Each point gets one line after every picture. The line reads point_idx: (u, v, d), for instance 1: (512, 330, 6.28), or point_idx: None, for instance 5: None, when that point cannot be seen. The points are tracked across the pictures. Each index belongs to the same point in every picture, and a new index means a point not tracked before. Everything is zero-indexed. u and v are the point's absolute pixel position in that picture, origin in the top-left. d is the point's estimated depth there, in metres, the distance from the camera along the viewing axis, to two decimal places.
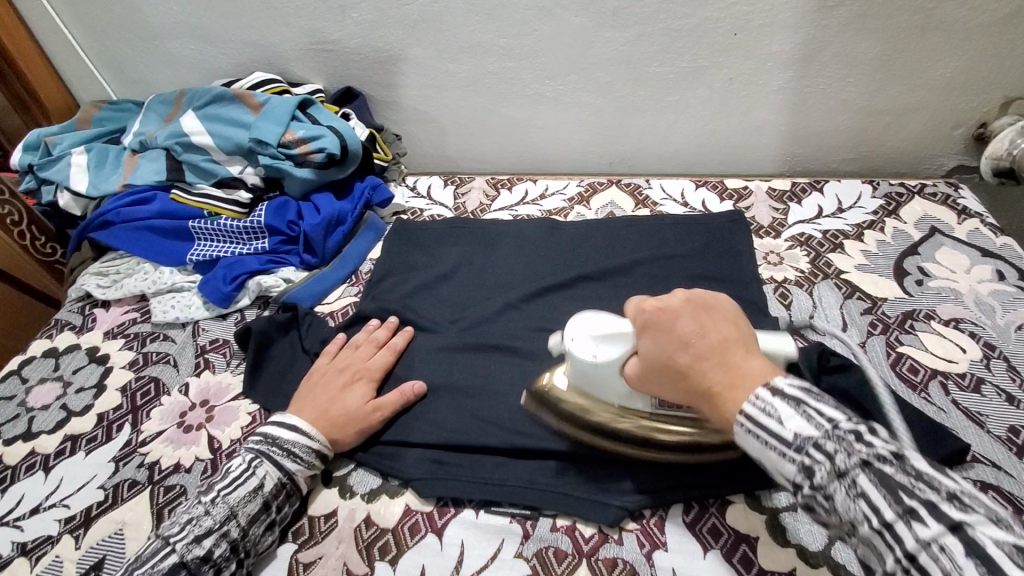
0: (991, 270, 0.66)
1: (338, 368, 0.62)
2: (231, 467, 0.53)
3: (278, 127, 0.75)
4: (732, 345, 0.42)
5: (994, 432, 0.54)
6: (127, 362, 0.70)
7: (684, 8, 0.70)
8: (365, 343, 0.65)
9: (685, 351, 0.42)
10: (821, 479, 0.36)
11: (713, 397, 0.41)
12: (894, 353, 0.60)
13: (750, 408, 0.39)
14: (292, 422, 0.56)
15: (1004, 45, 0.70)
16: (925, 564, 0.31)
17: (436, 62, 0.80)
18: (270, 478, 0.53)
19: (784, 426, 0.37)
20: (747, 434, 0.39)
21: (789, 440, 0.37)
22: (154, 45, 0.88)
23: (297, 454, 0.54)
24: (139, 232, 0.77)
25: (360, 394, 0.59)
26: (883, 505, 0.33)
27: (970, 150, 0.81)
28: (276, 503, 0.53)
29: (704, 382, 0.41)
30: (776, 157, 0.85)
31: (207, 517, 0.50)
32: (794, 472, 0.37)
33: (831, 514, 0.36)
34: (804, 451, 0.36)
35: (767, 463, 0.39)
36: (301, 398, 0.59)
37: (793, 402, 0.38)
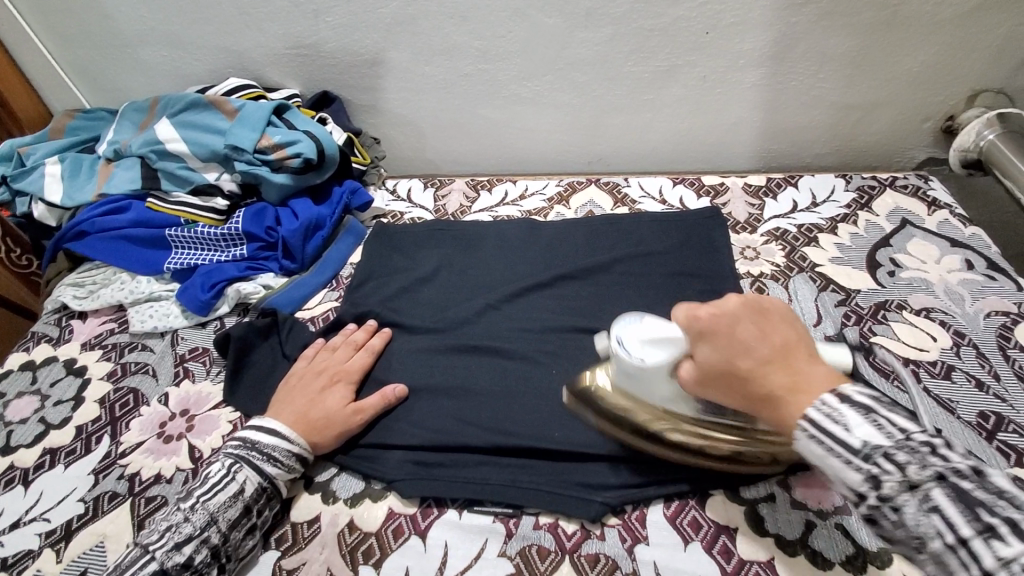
0: (961, 260, 0.68)
1: (316, 370, 0.62)
2: (209, 472, 0.53)
3: (254, 133, 0.74)
4: (796, 350, 0.41)
5: (964, 418, 0.55)
6: (105, 374, 0.70)
7: (657, 8, 0.71)
8: (343, 344, 0.65)
9: (748, 356, 0.41)
10: (892, 491, 0.35)
11: (778, 404, 0.40)
12: (868, 343, 0.61)
13: (813, 414, 0.38)
14: (271, 425, 0.56)
15: (969, 40, 0.72)
16: None
17: (413, 65, 0.80)
18: (249, 483, 0.53)
19: (852, 434, 0.37)
20: (813, 441, 0.38)
21: (858, 449, 0.37)
22: (127, 52, 0.87)
23: (276, 458, 0.54)
24: (115, 241, 0.77)
25: (339, 396, 0.59)
26: (958, 522, 0.34)
27: (939, 142, 0.82)
28: (257, 506, 0.53)
29: (772, 389, 0.40)
30: (753, 153, 0.86)
31: (186, 524, 0.50)
32: (861, 482, 0.36)
33: (896, 527, 0.36)
34: (872, 461, 0.36)
35: (828, 471, 0.38)
36: (279, 402, 0.59)
37: (863, 411, 0.37)
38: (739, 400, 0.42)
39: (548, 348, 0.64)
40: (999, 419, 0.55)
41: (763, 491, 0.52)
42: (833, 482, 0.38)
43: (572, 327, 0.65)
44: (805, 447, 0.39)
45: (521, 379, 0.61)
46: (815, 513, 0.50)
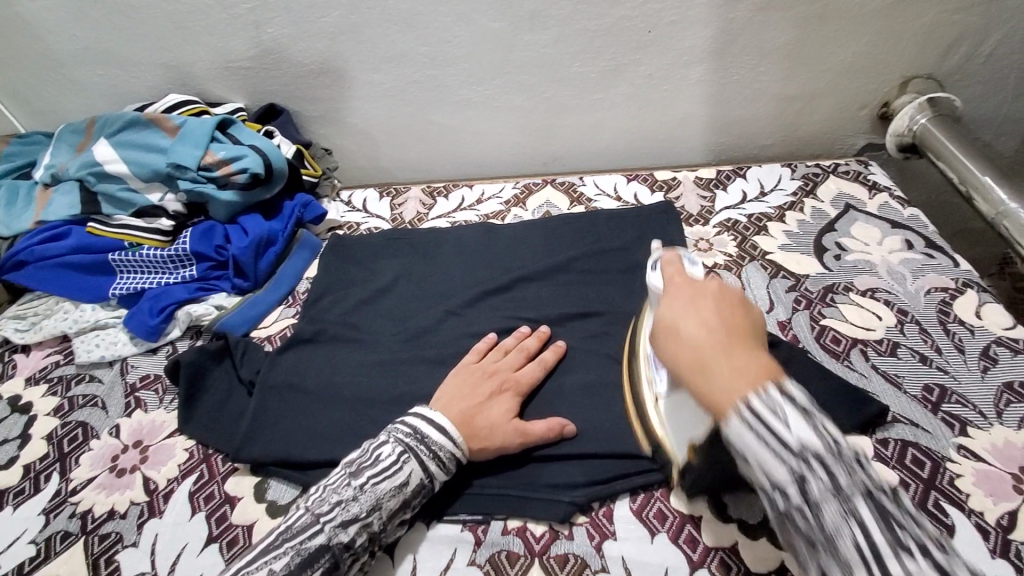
0: (901, 240, 0.71)
1: (486, 372, 0.58)
2: (382, 453, 0.50)
3: (197, 149, 0.72)
4: (750, 339, 0.40)
5: (910, 392, 0.57)
6: (51, 409, 0.66)
7: (600, 8, 0.72)
8: (517, 351, 0.61)
9: (698, 322, 0.42)
10: (817, 491, 0.34)
11: (713, 376, 0.38)
12: (818, 326, 0.63)
13: (754, 401, 0.36)
14: (441, 422, 0.53)
15: (897, 30, 0.75)
16: (847, 521, 0.33)
17: (360, 74, 0.79)
18: (415, 477, 0.50)
19: (790, 432, 0.35)
20: (749, 433, 0.35)
21: (792, 446, 0.34)
22: (60, 73, 0.83)
23: (440, 458, 0.51)
24: (55, 270, 0.73)
25: (511, 407, 0.56)
26: (830, 467, 0.34)
27: (876, 128, 0.86)
28: (414, 502, 0.50)
29: (710, 359, 0.39)
30: (703, 147, 0.88)
31: (355, 503, 0.48)
32: (786, 476, 0.34)
33: (812, 530, 0.34)
34: (806, 460, 0.34)
35: (754, 462, 0.36)
36: (443, 396, 0.56)
37: (802, 412, 0.35)
38: (676, 362, 0.41)
39: None
40: (942, 391, 0.57)
41: None
42: (751, 473, 0.36)
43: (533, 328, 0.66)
44: (737, 435, 0.36)
45: None
46: None
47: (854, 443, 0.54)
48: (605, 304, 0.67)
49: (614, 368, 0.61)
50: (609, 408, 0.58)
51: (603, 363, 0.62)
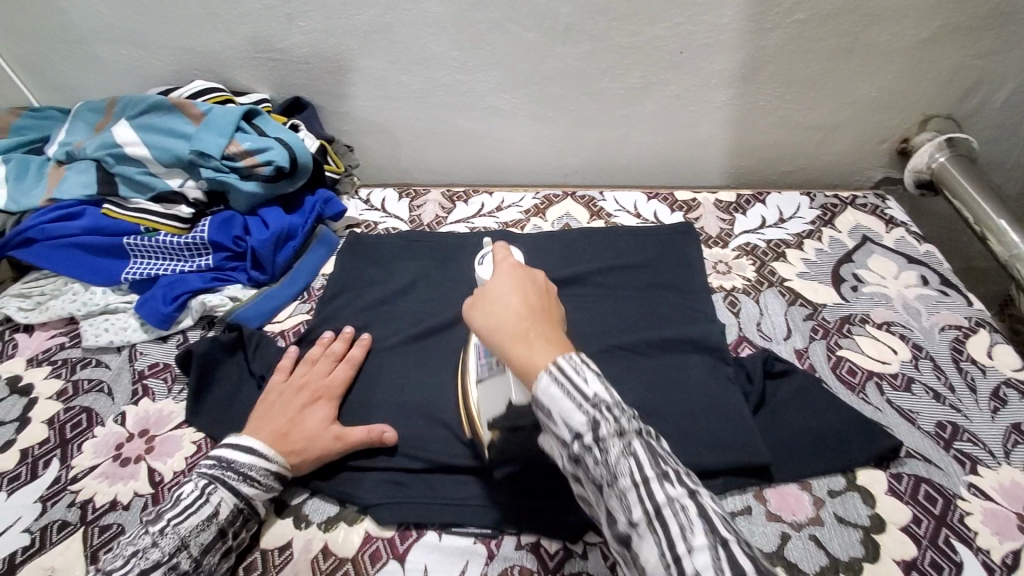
0: (917, 276, 0.72)
1: (295, 386, 0.60)
2: (181, 493, 0.50)
3: (222, 138, 0.71)
4: (550, 316, 0.47)
5: (924, 428, 0.58)
6: (53, 393, 0.65)
7: (634, 27, 0.72)
8: (323, 357, 0.63)
9: (523, 300, 0.47)
10: (605, 432, 0.39)
11: (529, 346, 0.43)
12: (835, 356, 0.64)
13: (557, 361, 0.42)
14: (247, 444, 0.54)
15: (922, 68, 0.76)
16: (667, 516, 0.37)
17: (388, 73, 0.79)
18: (224, 505, 0.50)
19: (588, 387, 0.40)
20: (572, 408, 0.40)
21: (588, 397, 0.40)
22: (82, 49, 0.82)
23: (253, 478, 0.52)
24: (65, 249, 0.72)
25: (326, 414, 0.58)
26: (644, 465, 0.38)
27: (895, 163, 0.87)
28: (230, 531, 0.51)
29: (523, 326, 0.45)
30: (722, 170, 0.88)
31: (155, 549, 0.47)
32: (582, 423, 0.39)
33: (600, 469, 0.39)
34: (596, 408, 0.40)
35: (557, 413, 0.40)
36: (254, 420, 0.57)
37: (596, 374, 0.41)
38: (498, 329, 0.45)
39: None
40: (955, 429, 0.58)
41: (740, 504, 0.53)
42: (554, 424, 0.41)
43: None
44: (543, 391, 0.41)
45: None
46: (791, 525, 0.52)
47: (869, 476, 0.54)
48: (623, 321, 0.67)
49: (633, 385, 0.61)
50: None
51: (622, 380, 0.61)
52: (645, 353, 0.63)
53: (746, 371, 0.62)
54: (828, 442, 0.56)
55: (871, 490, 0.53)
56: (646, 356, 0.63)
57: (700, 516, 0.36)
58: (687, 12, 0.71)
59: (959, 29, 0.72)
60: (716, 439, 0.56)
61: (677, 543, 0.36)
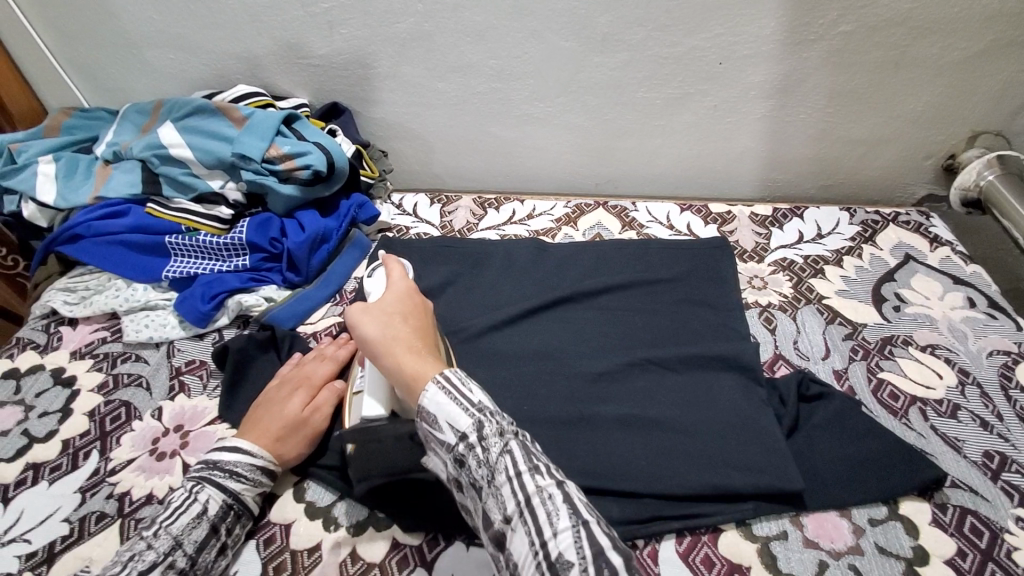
0: (963, 297, 0.69)
1: (279, 384, 0.61)
2: (171, 497, 0.51)
3: (262, 142, 0.73)
4: (431, 341, 0.53)
5: (970, 458, 0.56)
6: (95, 386, 0.67)
7: (674, 37, 0.72)
8: (310, 356, 0.64)
9: (412, 322, 0.53)
10: (489, 432, 0.44)
11: (414, 359, 0.49)
12: (875, 378, 0.62)
13: (448, 375, 0.47)
14: (233, 443, 0.55)
15: (972, 83, 0.74)
16: (537, 506, 0.41)
17: (425, 80, 0.80)
18: (214, 502, 0.51)
19: (472, 394, 0.46)
20: (441, 390, 0.45)
21: (473, 403, 0.46)
22: (132, 53, 0.85)
23: (241, 473, 0.53)
24: (109, 246, 0.74)
25: (304, 402, 0.59)
26: (520, 461, 0.43)
27: (939, 180, 0.84)
28: (224, 527, 0.51)
29: (412, 347, 0.50)
30: (758, 183, 0.87)
31: (150, 551, 0.47)
32: (468, 425, 0.44)
33: (483, 465, 0.43)
34: (481, 412, 0.45)
35: (443, 417, 0.45)
36: (246, 420, 0.58)
37: (459, 381, 0.47)
38: (390, 345, 0.50)
39: (554, 374, 0.63)
40: (1003, 459, 0.55)
41: (775, 528, 0.52)
42: (439, 430, 0.45)
43: (581, 353, 0.65)
44: (431, 396, 0.46)
45: (530, 403, 0.61)
46: (828, 552, 0.50)
47: (912, 506, 0.52)
48: (653, 335, 0.66)
49: (664, 401, 0.60)
50: (657, 441, 0.57)
51: (651, 395, 0.61)
52: (676, 368, 0.63)
53: (779, 393, 0.60)
54: (868, 470, 0.54)
55: (913, 520, 0.52)
56: (677, 372, 0.62)
57: (564, 503, 0.41)
58: (728, 23, 0.70)
59: (1013, 44, 0.70)
60: (749, 461, 0.54)
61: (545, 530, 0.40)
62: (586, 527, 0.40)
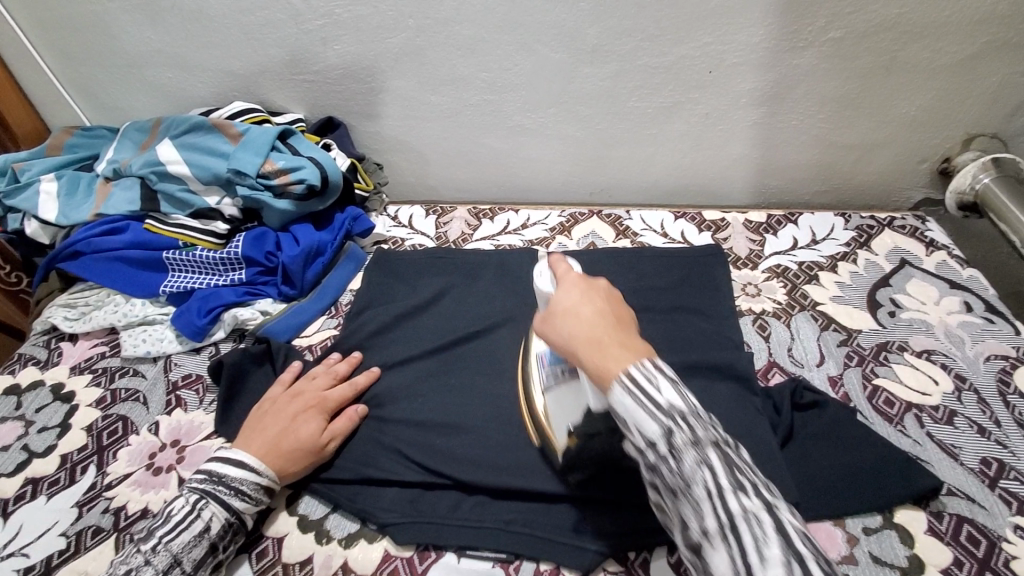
0: (960, 301, 0.69)
1: (289, 397, 0.61)
2: (174, 510, 0.52)
3: (258, 158, 0.74)
4: (632, 329, 0.44)
5: (968, 465, 0.55)
6: (93, 401, 0.68)
7: (662, 47, 0.72)
8: (323, 373, 0.64)
9: (596, 307, 0.44)
10: (680, 442, 0.38)
11: (603, 352, 0.41)
12: (871, 385, 0.62)
13: (635, 371, 0.39)
14: (239, 458, 0.55)
15: (964, 86, 0.73)
16: (742, 529, 0.35)
17: (418, 94, 0.81)
18: (216, 520, 0.52)
19: (660, 395, 0.39)
20: (626, 395, 0.39)
21: (661, 406, 0.38)
22: (131, 72, 0.87)
23: (245, 492, 0.53)
24: (109, 262, 0.75)
25: (318, 424, 0.59)
26: (722, 477, 0.37)
27: (935, 183, 0.84)
28: (222, 545, 0.52)
29: (604, 336, 0.42)
30: (752, 190, 0.87)
31: (147, 568, 0.49)
32: (656, 433, 0.38)
33: (675, 477, 0.38)
34: (672, 416, 0.38)
35: (630, 420, 0.39)
36: (250, 430, 0.58)
37: (664, 380, 0.39)
38: (573, 344, 0.43)
39: None
40: (1001, 466, 0.55)
41: None
42: (628, 431, 0.40)
43: None
44: (619, 403, 0.39)
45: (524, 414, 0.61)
46: None
47: (907, 515, 0.52)
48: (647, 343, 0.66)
49: None
50: None
51: None
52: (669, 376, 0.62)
53: (772, 403, 0.60)
54: (863, 480, 0.53)
55: (909, 529, 0.51)
56: None
57: (777, 530, 0.35)
58: (716, 32, 0.70)
59: (1005, 46, 0.70)
60: None
61: (751, 556, 0.34)
62: (801, 563, 0.33)
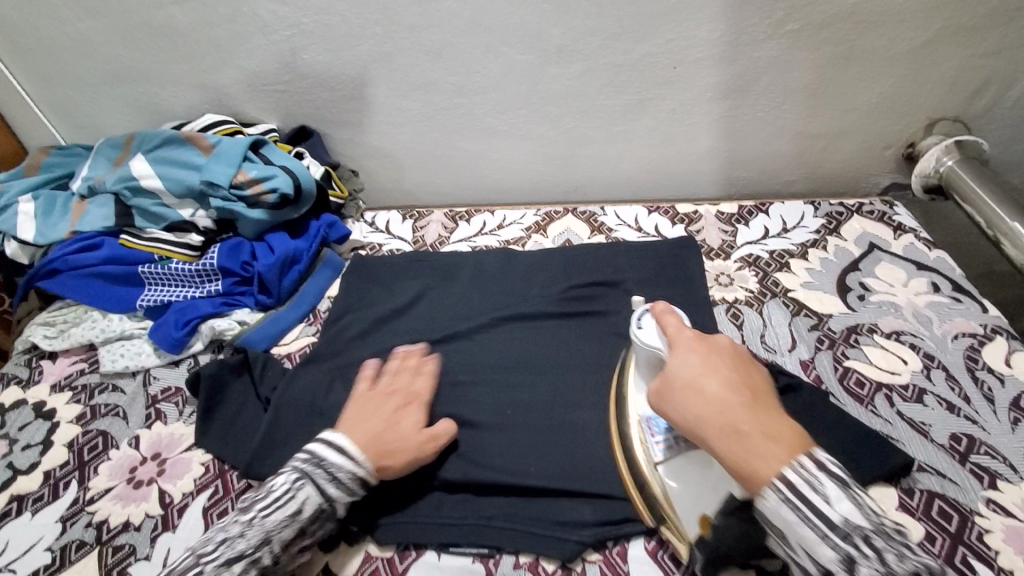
0: (927, 282, 0.70)
1: (383, 392, 0.59)
2: (274, 485, 0.51)
3: (230, 168, 0.74)
4: (767, 400, 0.46)
5: (937, 441, 0.56)
6: (73, 417, 0.68)
7: (625, 45, 0.73)
8: (404, 368, 0.62)
9: (722, 382, 0.46)
10: (866, 574, 0.38)
11: (751, 449, 0.43)
12: (841, 367, 0.63)
13: (789, 474, 0.41)
14: (341, 443, 0.53)
15: (924, 72, 0.75)
16: None
17: (390, 100, 0.81)
18: (309, 503, 0.50)
19: (834, 507, 0.40)
20: (784, 504, 0.40)
21: (837, 526, 0.40)
22: (103, 89, 0.87)
23: (340, 479, 0.52)
24: (86, 279, 0.75)
25: (418, 420, 0.57)
26: None
27: (902, 168, 0.85)
28: (311, 529, 0.51)
29: (739, 422, 0.43)
30: (724, 182, 0.88)
31: (241, 540, 0.48)
32: (833, 558, 0.39)
33: None
34: (852, 542, 0.39)
35: (798, 542, 0.41)
36: (348, 419, 0.56)
37: (838, 481, 0.41)
38: (705, 425, 0.44)
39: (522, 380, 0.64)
40: (970, 441, 0.56)
41: None
42: (791, 548, 0.41)
43: (550, 358, 0.66)
44: (773, 507, 0.41)
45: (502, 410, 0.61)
46: None
47: (879, 492, 0.53)
48: (623, 336, 0.67)
49: None
50: None
51: None
52: None
53: None
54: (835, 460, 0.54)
55: (880, 505, 0.52)
56: None
57: None
58: (678, 28, 0.72)
59: (960, 30, 0.71)
60: None
61: None
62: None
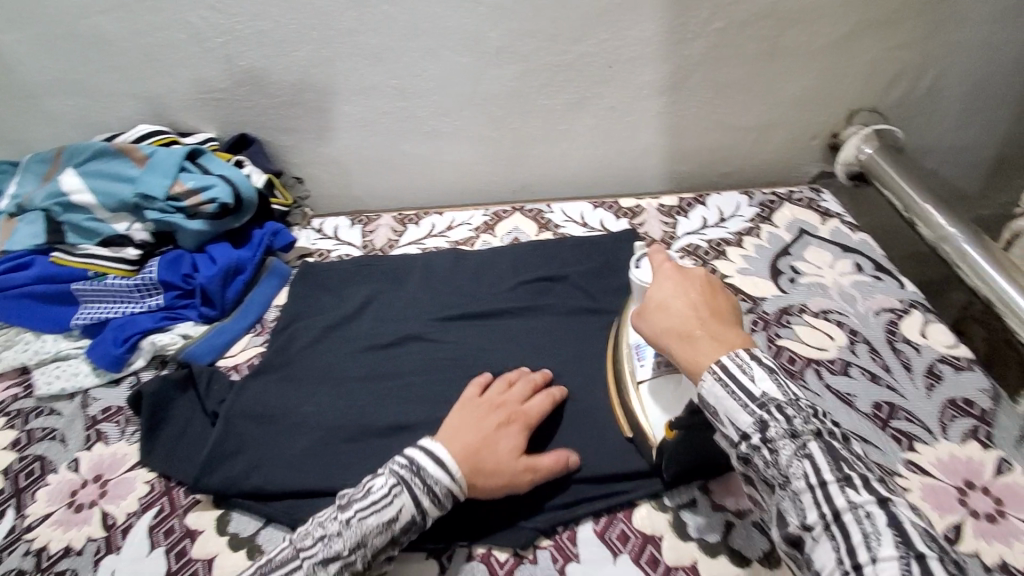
0: (851, 263, 0.74)
1: (492, 405, 0.56)
2: (373, 486, 0.50)
3: (166, 179, 0.73)
4: (727, 317, 0.52)
5: (862, 410, 0.60)
6: (7, 443, 0.65)
7: (562, 46, 0.75)
8: (524, 382, 0.59)
9: (687, 303, 0.52)
10: (775, 433, 0.42)
11: (698, 347, 0.49)
12: (775, 346, 0.66)
13: (725, 360, 0.46)
14: (439, 455, 0.51)
15: (841, 65, 0.80)
16: (847, 521, 0.38)
17: (332, 105, 0.81)
18: (403, 513, 0.49)
19: (755, 384, 0.44)
20: (718, 383, 0.45)
21: (756, 396, 0.44)
22: (27, 102, 0.83)
23: (435, 493, 0.50)
24: (15, 300, 0.72)
25: (519, 442, 0.54)
26: (824, 465, 0.41)
27: (828, 157, 0.90)
28: (402, 539, 0.49)
29: (694, 329, 0.50)
30: (665, 177, 0.91)
31: (337, 540, 0.47)
32: (749, 423, 0.43)
33: (771, 467, 0.42)
34: (766, 408, 0.43)
35: (724, 412, 0.45)
36: (447, 429, 0.54)
37: (763, 366, 0.45)
38: (665, 336, 0.51)
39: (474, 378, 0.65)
40: (891, 408, 0.60)
41: (684, 498, 0.55)
42: (722, 424, 0.45)
43: (501, 355, 0.67)
44: (707, 389, 0.46)
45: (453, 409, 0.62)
46: (733, 513, 0.54)
47: None
48: (570, 329, 0.69)
49: (578, 393, 0.62)
50: (572, 432, 0.59)
51: (569, 388, 0.63)
52: (590, 360, 0.65)
53: None
54: None
55: None
56: (591, 363, 0.65)
57: (889, 526, 0.38)
58: (610, 29, 0.74)
59: (870, 25, 0.76)
60: None
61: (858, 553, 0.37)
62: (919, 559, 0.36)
